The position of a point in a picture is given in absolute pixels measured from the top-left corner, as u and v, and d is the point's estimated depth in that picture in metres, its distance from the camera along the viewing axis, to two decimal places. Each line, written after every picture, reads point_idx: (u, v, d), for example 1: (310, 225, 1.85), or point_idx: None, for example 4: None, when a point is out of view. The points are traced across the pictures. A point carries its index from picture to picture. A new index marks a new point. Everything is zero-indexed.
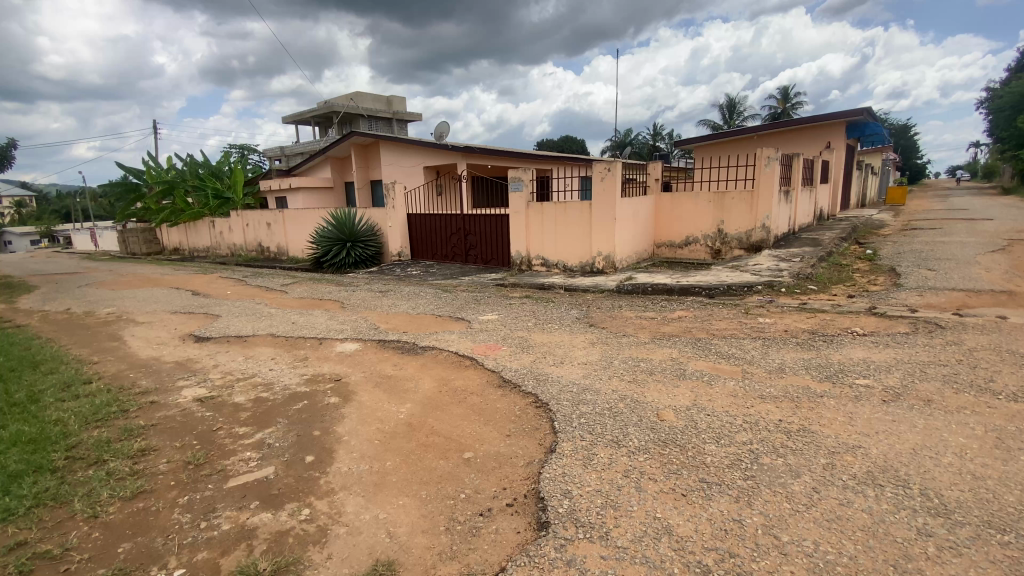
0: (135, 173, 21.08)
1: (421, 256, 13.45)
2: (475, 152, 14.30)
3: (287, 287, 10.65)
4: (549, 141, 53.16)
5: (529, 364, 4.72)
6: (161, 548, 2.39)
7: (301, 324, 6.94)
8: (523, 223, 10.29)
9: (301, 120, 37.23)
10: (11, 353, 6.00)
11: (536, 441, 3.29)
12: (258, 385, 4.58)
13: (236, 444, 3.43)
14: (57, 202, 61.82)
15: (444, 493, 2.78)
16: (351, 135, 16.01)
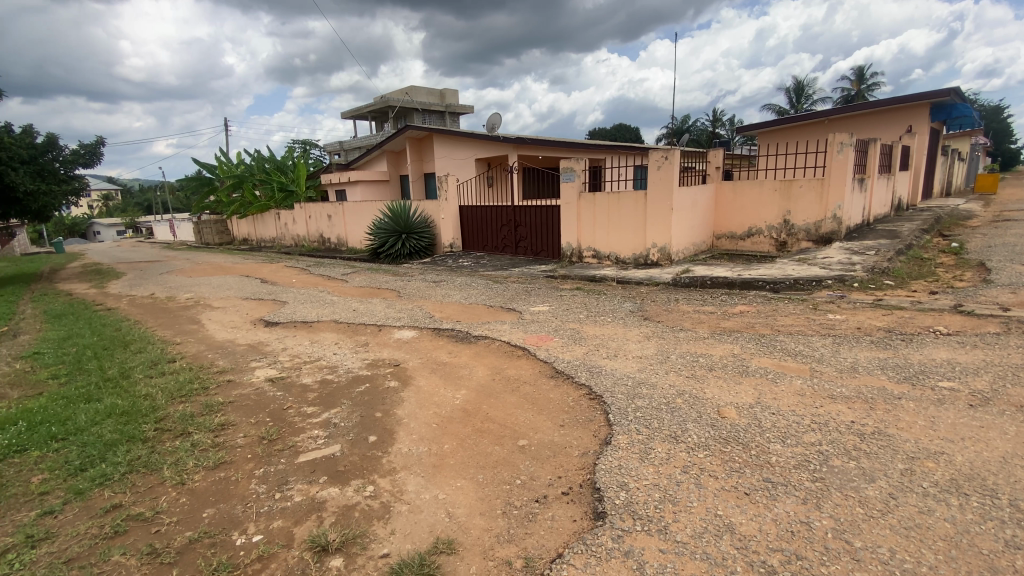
0: (209, 168, 22.52)
1: (472, 248, 13.63)
2: (527, 143, 14.26)
3: (346, 276, 11.09)
4: (601, 131, 52.27)
5: (582, 356, 4.70)
6: (241, 515, 2.57)
7: (360, 312, 7.21)
8: (575, 214, 10.19)
9: (358, 115, 38.38)
10: (107, 333, 6.62)
11: (590, 432, 3.27)
12: (323, 368, 4.83)
13: (305, 422, 3.63)
14: (141, 196, 67.12)
15: (500, 478, 2.83)
16: (406, 129, 16.37)
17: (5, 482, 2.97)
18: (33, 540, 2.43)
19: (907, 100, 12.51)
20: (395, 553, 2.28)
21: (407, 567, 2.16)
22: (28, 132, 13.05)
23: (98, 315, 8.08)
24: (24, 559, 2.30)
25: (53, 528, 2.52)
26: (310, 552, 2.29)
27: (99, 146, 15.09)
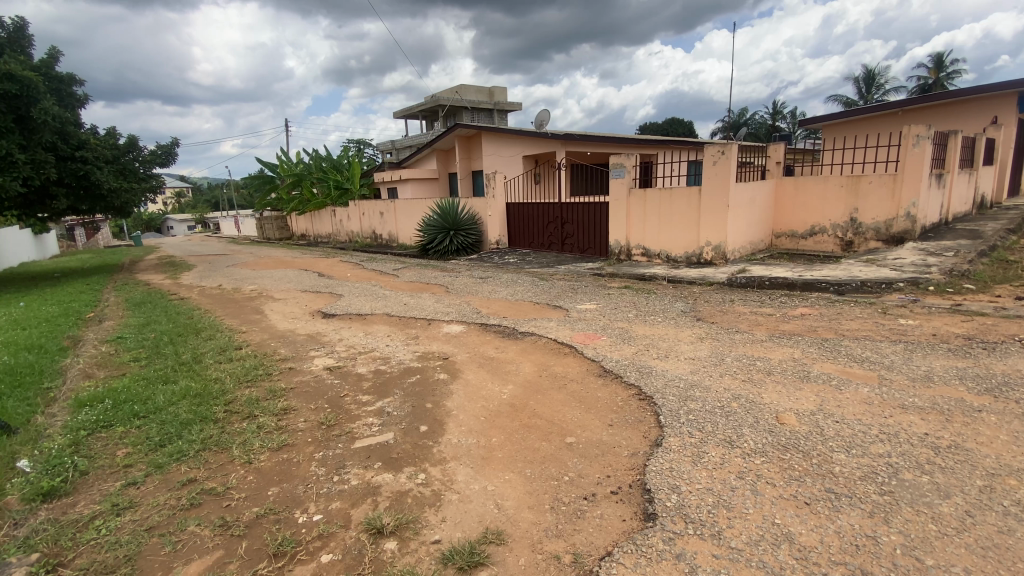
0: (271, 167, 23.68)
1: (518, 244, 13.66)
2: (576, 139, 14.14)
3: (397, 271, 11.40)
4: (652, 126, 51.01)
5: (631, 355, 4.63)
6: (303, 495, 2.71)
7: (410, 306, 7.40)
8: (625, 211, 10.02)
9: (409, 114, 39.18)
10: (180, 321, 7.13)
11: (640, 432, 3.22)
12: (376, 358, 5.00)
13: (360, 410, 3.78)
14: (209, 194, 71.61)
15: (548, 474, 2.84)
16: (455, 128, 16.61)
17: (95, 454, 3.26)
18: (119, 507, 2.66)
19: (993, 89, 11.47)
20: (446, 540, 2.34)
21: (457, 554, 2.22)
22: (113, 134, 14.21)
23: (173, 304, 8.71)
24: (112, 525, 2.52)
25: (136, 498, 2.74)
26: (366, 534, 2.38)
27: (173, 147, 16.22)
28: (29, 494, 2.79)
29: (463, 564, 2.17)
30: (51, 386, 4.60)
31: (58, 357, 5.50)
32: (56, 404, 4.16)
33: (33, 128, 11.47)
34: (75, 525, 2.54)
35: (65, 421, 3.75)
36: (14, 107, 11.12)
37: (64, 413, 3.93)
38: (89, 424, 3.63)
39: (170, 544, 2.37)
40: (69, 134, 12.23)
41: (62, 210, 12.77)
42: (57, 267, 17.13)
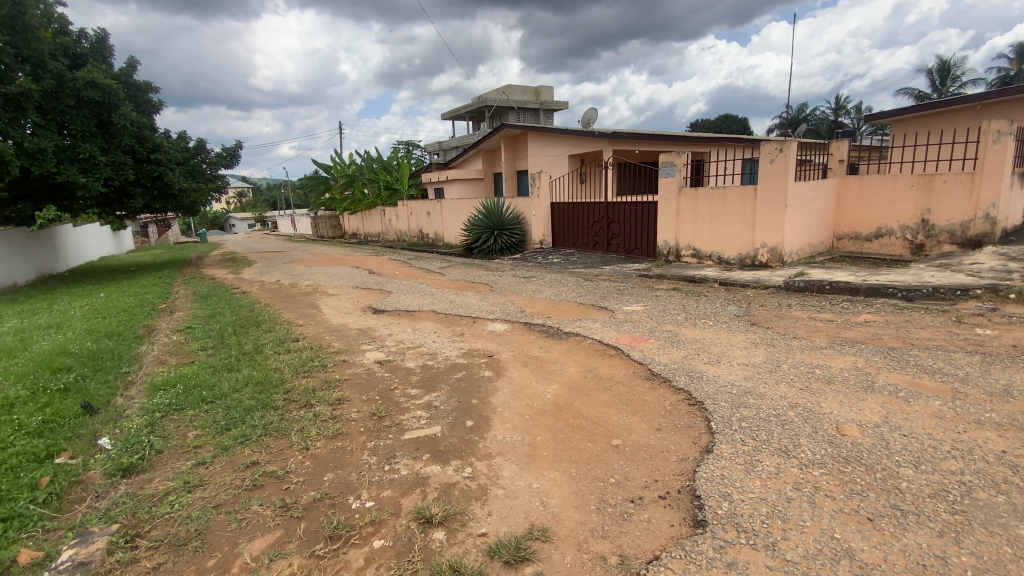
0: (325, 168, 24.62)
1: (562, 245, 13.60)
2: (624, 138, 13.92)
3: (443, 269, 11.61)
4: (704, 124, 49.43)
5: (680, 359, 4.52)
6: (356, 482, 2.83)
7: (456, 304, 7.52)
8: (675, 211, 9.78)
9: (457, 115, 39.72)
10: (242, 313, 7.55)
11: (690, 438, 3.15)
12: (423, 354, 5.12)
13: (409, 403, 3.89)
14: (268, 194, 75.31)
15: (594, 475, 2.82)
16: (502, 128, 16.73)
17: (169, 434, 3.52)
18: (190, 485, 2.86)
19: None
20: (492, 534, 2.37)
21: (504, 548, 2.25)
22: (183, 137, 15.23)
23: (236, 297, 9.23)
24: (183, 501, 2.71)
25: (205, 477, 2.94)
26: (415, 522, 2.45)
27: (237, 149, 17.20)
28: (112, 469, 3.05)
29: (509, 557, 2.19)
30: (129, 371, 5.00)
31: (135, 344, 5.96)
32: (134, 388, 4.51)
33: (113, 133, 12.43)
34: (152, 499, 2.76)
35: (141, 403, 4.06)
36: (97, 113, 12.10)
37: (141, 395, 4.26)
38: (163, 406, 3.92)
39: (236, 521, 2.52)
40: (144, 137, 13.18)
41: (138, 208, 13.78)
42: (134, 261, 18.54)
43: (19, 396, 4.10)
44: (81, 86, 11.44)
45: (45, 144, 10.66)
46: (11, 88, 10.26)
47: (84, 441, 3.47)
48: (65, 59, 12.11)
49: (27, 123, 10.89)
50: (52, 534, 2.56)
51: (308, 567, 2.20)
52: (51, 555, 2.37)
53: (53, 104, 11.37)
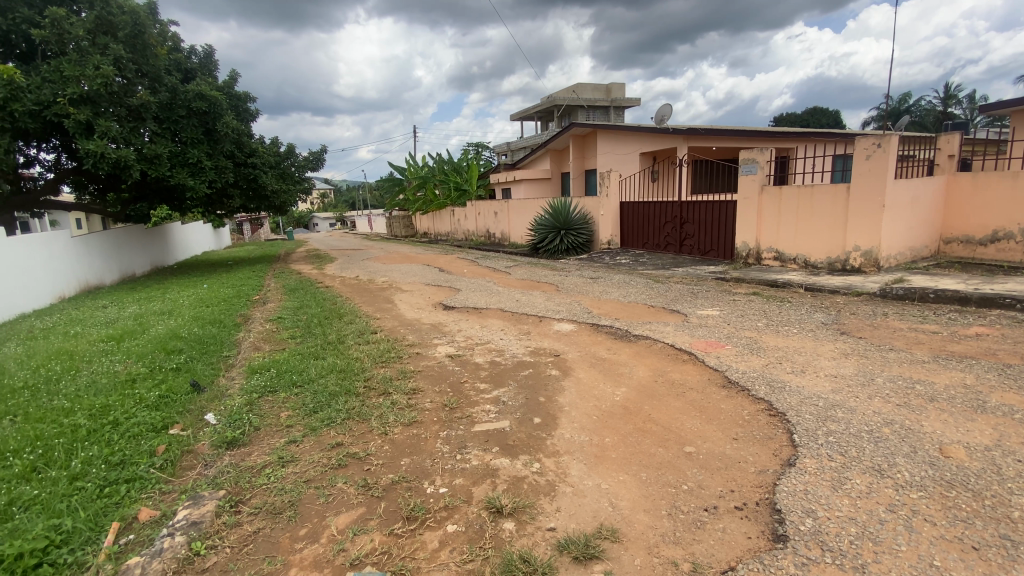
0: (400, 169, 25.71)
1: (631, 245, 13.31)
2: (700, 134, 13.40)
3: (511, 268, 11.75)
4: (789, 118, 46.28)
5: (760, 367, 4.30)
6: (430, 468, 2.96)
7: (523, 303, 7.60)
8: (756, 211, 9.27)
9: (526, 116, 40.02)
10: (326, 306, 8.09)
11: (770, 450, 3.00)
12: (492, 350, 5.24)
13: (479, 396, 4.00)
14: (347, 194, 79.72)
15: (665, 480, 2.75)
16: (572, 127, 16.67)
17: (265, 412, 3.87)
18: (283, 460, 3.13)
19: None
20: (561, 529, 2.39)
21: (572, 544, 2.27)
22: (276, 143, 16.59)
23: (320, 291, 9.89)
24: (278, 474, 2.97)
25: (296, 454, 3.20)
26: (486, 511, 2.53)
27: (321, 152, 18.42)
28: (218, 441, 3.39)
29: (578, 554, 2.21)
30: (230, 355, 5.53)
31: (234, 331, 6.57)
32: (234, 370, 4.99)
33: (217, 139, 13.74)
34: (251, 470, 3.04)
35: (241, 384, 4.49)
36: (204, 122, 13.45)
37: (240, 377, 4.70)
38: (259, 388, 4.31)
39: (324, 496, 2.73)
40: (242, 143, 14.47)
41: (236, 207, 15.09)
42: (232, 256, 20.33)
43: (140, 372, 4.68)
44: (191, 97, 12.74)
45: (160, 150, 11.94)
46: (133, 100, 11.59)
47: (193, 416, 3.89)
48: (177, 73, 13.55)
49: (146, 131, 12.24)
50: (167, 495, 2.89)
51: (388, 544, 2.34)
52: (167, 515, 2.69)
53: (167, 114, 12.73)
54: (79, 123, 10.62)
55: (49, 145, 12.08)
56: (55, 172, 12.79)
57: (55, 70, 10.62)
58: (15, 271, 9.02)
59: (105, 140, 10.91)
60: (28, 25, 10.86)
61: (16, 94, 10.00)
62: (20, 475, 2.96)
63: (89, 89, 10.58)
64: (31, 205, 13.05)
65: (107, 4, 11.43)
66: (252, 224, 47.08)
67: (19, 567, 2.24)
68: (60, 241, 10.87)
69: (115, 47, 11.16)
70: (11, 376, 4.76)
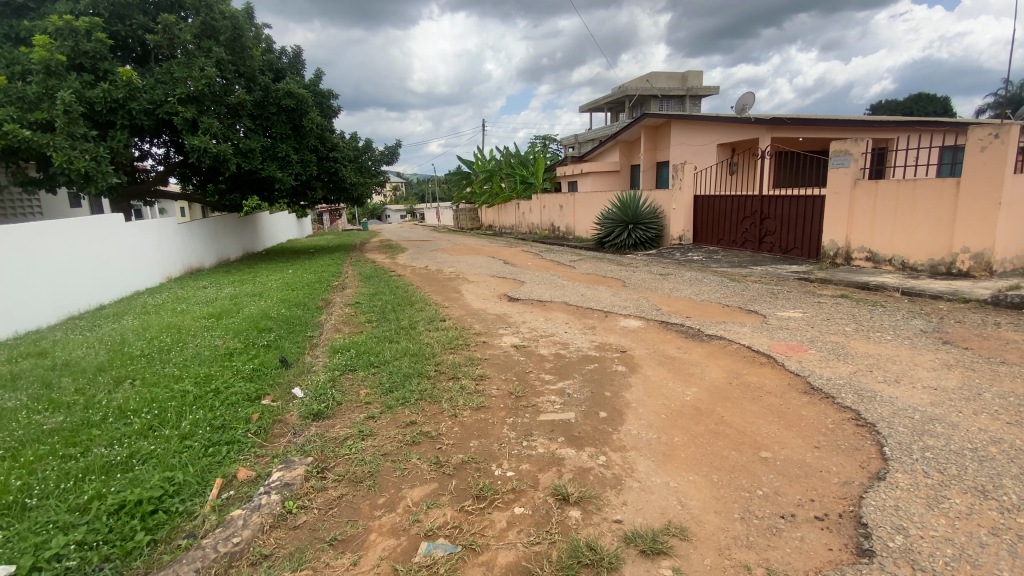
0: (468, 163, 26.21)
1: (704, 242, 12.80)
2: (785, 124, 12.60)
3: (575, 263, 11.66)
4: (888, 106, 42.22)
5: (847, 375, 4.02)
6: (497, 451, 3.05)
7: (589, 297, 7.53)
8: (847, 207, 8.58)
9: (596, 107, 39.38)
10: (398, 293, 8.47)
11: (856, 461, 2.81)
12: (556, 343, 5.26)
13: (544, 387, 4.05)
14: (417, 188, 82.36)
15: (738, 484, 2.66)
16: (644, 118, 16.17)
17: (346, 389, 4.15)
18: (363, 433, 3.34)
19: None
20: (627, 522, 2.39)
21: (639, 537, 2.26)
22: (355, 138, 17.48)
23: (392, 279, 10.35)
24: (358, 446, 3.18)
25: (374, 429, 3.41)
26: (553, 498, 2.58)
27: (396, 147, 19.21)
28: (306, 413, 3.68)
29: (645, 548, 2.20)
30: (313, 335, 5.94)
31: (317, 313, 7.05)
32: (318, 349, 5.36)
33: (303, 134, 14.74)
34: (335, 441, 3.28)
35: (324, 362, 4.83)
36: (292, 118, 14.41)
37: (324, 355, 5.06)
38: (341, 366, 4.62)
39: (400, 469, 2.90)
40: (326, 138, 15.40)
41: (318, 198, 16.05)
42: (314, 244, 21.71)
43: (237, 347, 5.16)
44: (281, 95, 13.70)
45: (254, 144, 12.92)
46: (232, 99, 12.62)
47: (282, 389, 4.24)
48: (270, 73, 14.61)
49: (242, 127, 13.29)
50: (261, 458, 3.19)
51: (459, 520, 2.45)
52: (262, 475, 2.96)
53: (261, 111, 13.80)
54: (186, 120, 11.69)
55: (159, 140, 13.44)
56: (164, 165, 14.23)
57: (166, 72, 11.78)
58: (133, 254, 10.18)
59: (208, 136, 11.94)
60: (143, 30, 12.11)
61: (134, 95, 11.16)
62: (140, 432, 3.37)
63: (195, 88, 11.63)
64: (144, 194, 14.60)
65: (211, 10, 12.48)
66: (332, 216, 50.13)
67: (139, 512, 2.56)
68: (168, 228, 12.09)
69: (217, 49, 12.20)
70: (130, 345, 5.41)
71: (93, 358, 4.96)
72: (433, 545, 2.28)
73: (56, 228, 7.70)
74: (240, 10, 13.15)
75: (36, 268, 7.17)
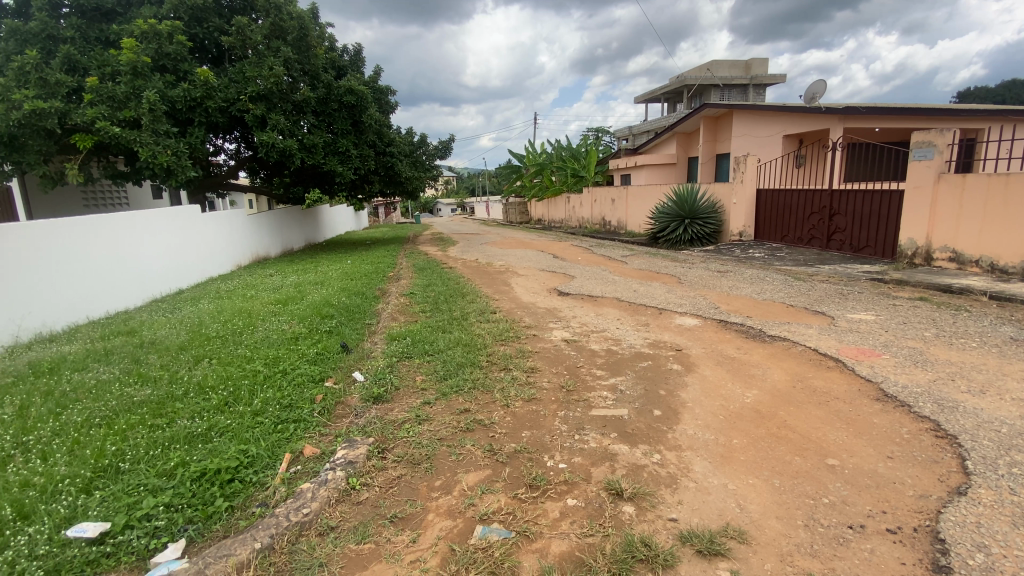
0: (518, 156, 26.28)
1: (766, 238, 12.26)
2: (859, 113, 11.81)
3: (627, 258, 11.46)
4: (978, 93, 38.63)
5: (925, 383, 3.75)
6: (549, 443, 3.08)
7: (641, 294, 7.39)
8: (928, 204, 7.93)
9: (652, 98, 38.33)
10: (451, 285, 8.64)
11: (934, 474, 2.63)
12: (608, 339, 5.21)
13: (596, 382, 4.04)
14: (468, 181, 83.39)
15: (802, 491, 2.56)
16: (704, 109, 15.57)
17: (402, 375, 4.30)
18: (420, 418, 3.47)
19: None
20: (682, 521, 2.36)
21: (695, 537, 2.22)
22: (410, 132, 17.89)
23: (444, 271, 10.57)
24: (416, 430, 3.30)
25: (430, 414, 3.53)
26: (606, 492, 2.58)
27: (449, 142, 19.57)
28: (367, 396, 3.85)
29: (701, 548, 2.17)
30: (372, 322, 6.19)
31: (374, 302, 7.33)
32: (376, 336, 5.59)
33: (362, 130, 15.24)
34: (394, 424, 3.42)
35: (382, 348, 5.03)
36: (353, 114, 14.91)
37: (382, 342, 5.27)
38: (398, 353, 4.80)
39: (455, 454, 2.99)
40: (384, 133, 15.87)
41: (376, 191, 16.57)
42: (370, 236, 22.50)
43: (302, 332, 5.45)
44: (343, 92, 14.16)
45: (317, 140, 13.48)
46: (297, 96, 13.24)
47: (343, 372, 4.45)
48: (333, 70, 15.17)
49: (306, 124, 13.90)
50: (325, 437, 3.37)
51: (513, 506, 2.50)
52: (327, 453, 3.13)
53: (324, 108, 14.34)
54: (256, 117, 12.37)
55: (232, 136, 14.31)
56: (236, 160, 15.15)
57: (239, 72, 12.53)
58: (207, 244, 10.90)
59: (275, 132, 12.58)
60: (218, 32, 12.91)
61: (210, 94, 11.93)
62: (217, 407, 3.64)
63: (264, 86, 12.27)
64: (218, 186, 15.61)
65: (280, 11, 13.11)
66: (387, 209, 52.00)
67: (219, 479, 2.78)
68: (238, 219, 12.89)
69: (284, 49, 12.82)
70: (207, 327, 5.84)
71: (175, 338, 5.38)
72: (488, 529, 2.35)
73: (139, 219, 8.37)
74: (306, 11, 13.73)
75: (123, 256, 7.84)
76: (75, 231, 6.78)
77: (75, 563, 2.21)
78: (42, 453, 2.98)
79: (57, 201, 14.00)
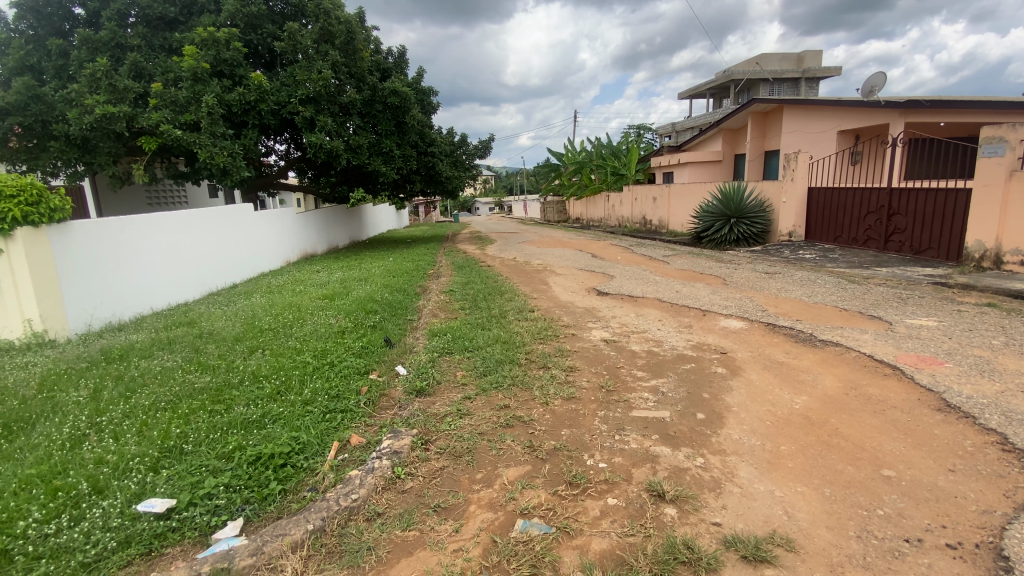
0: (558, 155, 26.20)
1: (818, 239, 11.75)
2: (922, 106, 11.14)
3: (669, 258, 11.23)
4: None
5: (993, 393, 3.52)
6: (589, 442, 3.09)
7: (683, 295, 7.25)
8: (999, 204, 7.40)
9: (696, 94, 37.38)
10: (489, 283, 8.72)
11: (1000, 489, 2.48)
12: (649, 340, 5.15)
13: (637, 383, 4.00)
14: (506, 180, 83.73)
15: (854, 501, 2.46)
16: (751, 104, 15.07)
17: (443, 370, 4.39)
18: (461, 412, 3.54)
19: None
20: (727, 526, 2.32)
21: (740, 543, 2.19)
22: (451, 133, 18.13)
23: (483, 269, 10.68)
24: (457, 424, 3.37)
25: (470, 409, 3.59)
26: (647, 493, 2.56)
27: (489, 143, 19.74)
28: (410, 389, 3.96)
29: (747, 553, 2.13)
30: (413, 318, 6.34)
31: (416, 298, 7.49)
32: (418, 331, 5.73)
33: (405, 130, 15.54)
34: (437, 417, 3.50)
35: (424, 344, 5.14)
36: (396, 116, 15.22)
37: (423, 337, 5.39)
38: (438, 349, 4.90)
39: (496, 449, 3.04)
40: (425, 134, 16.17)
41: (417, 190, 16.88)
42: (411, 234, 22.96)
43: (348, 326, 5.65)
44: (387, 94, 14.46)
45: (362, 141, 13.81)
46: (344, 98, 13.65)
47: (387, 366, 4.59)
48: (377, 73, 15.56)
49: (352, 125, 14.32)
50: (371, 427, 3.49)
51: (553, 502, 2.52)
52: (373, 443, 3.25)
53: (369, 109, 14.68)
54: (305, 118, 12.84)
55: (283, 138, 14.94)
56: (285, 160, 15.79)
57: (290, 76, 13.07)
58: (259, 242, 11.41)
59: (322, 133, 13.00)
60: (271, 38, 13.52)
61: (264, 97, 12.48)
62: (270, 395, 3.84)
63: (313, 89, 12.74)
64: (269, 185, 16.31)
65: (329, 16, 13.50)
66: (427, 208, 52.95)
67: (272, 464, 2.94)
68: (288, 218, 13.44)
69: (332, 53, 13.25)
70: (260, 319, 6.14)
71: (231, 329, 5.69)
72: (529, 524, 2.38)
73: (197, 218, 8.85)
74: (353, 15, 14.11)
75: (183, 252, 8.31)
76: (139, 229, 7.24)
77: (144, 536, 2.39)
78: (114, 433, 3.22)
79: (125, 199, 15.05)
